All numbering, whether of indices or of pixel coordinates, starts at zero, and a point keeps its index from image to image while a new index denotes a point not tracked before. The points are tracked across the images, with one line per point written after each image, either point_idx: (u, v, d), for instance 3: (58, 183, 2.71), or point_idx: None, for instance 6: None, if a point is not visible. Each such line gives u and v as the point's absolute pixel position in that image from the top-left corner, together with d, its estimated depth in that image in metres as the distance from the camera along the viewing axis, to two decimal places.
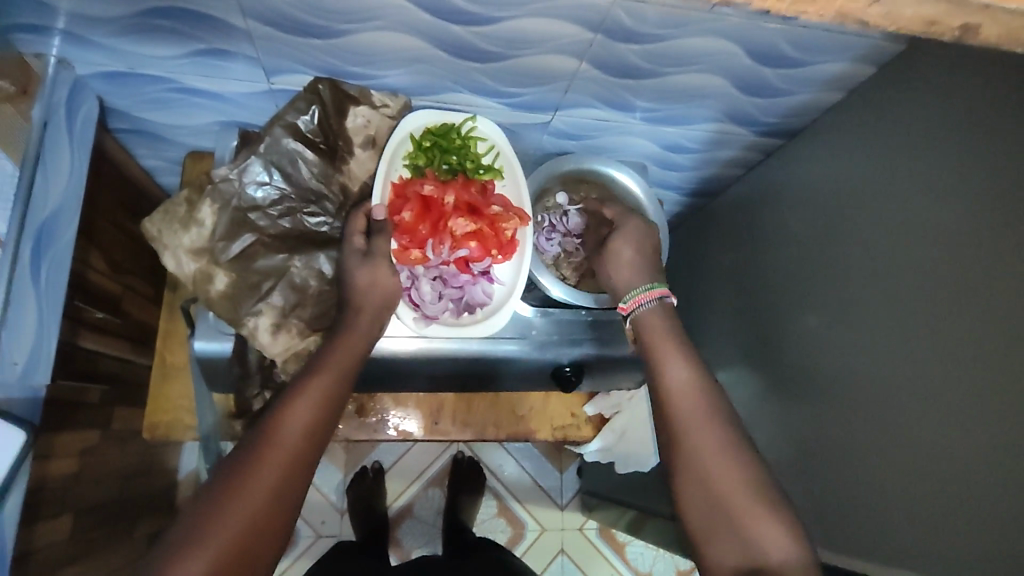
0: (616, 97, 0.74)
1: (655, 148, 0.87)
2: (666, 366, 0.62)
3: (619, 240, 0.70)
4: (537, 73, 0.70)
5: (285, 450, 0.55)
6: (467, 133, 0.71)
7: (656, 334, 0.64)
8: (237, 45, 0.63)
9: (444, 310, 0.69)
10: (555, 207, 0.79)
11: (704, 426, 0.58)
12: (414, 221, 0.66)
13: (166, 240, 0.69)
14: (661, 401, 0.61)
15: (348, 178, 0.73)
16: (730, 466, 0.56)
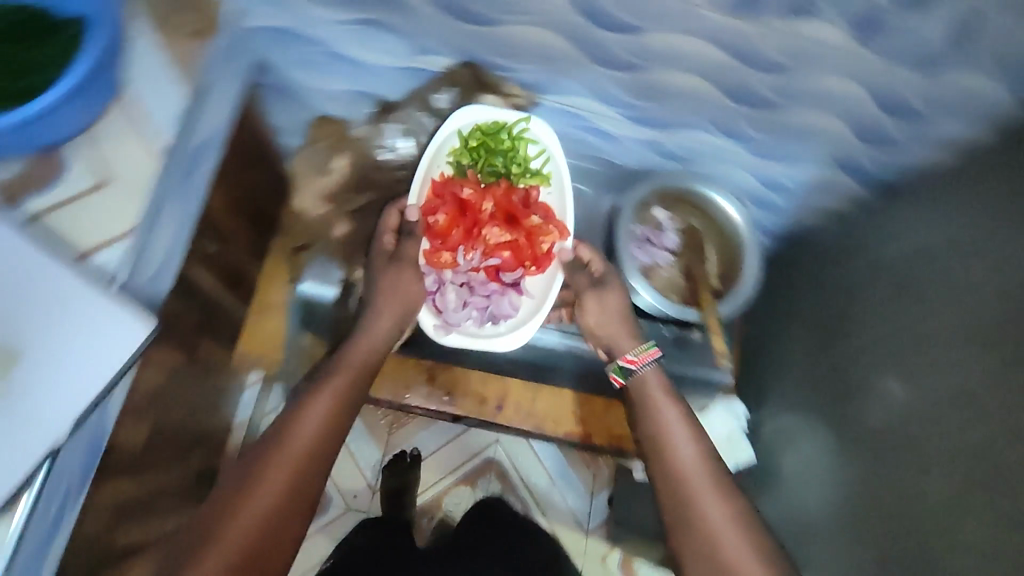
0: (732, 125, 0.77)
1: (757, 183, 0.88)
2: (673, 439, 0.64)
3: (608, 291, 0.79)
4: (661, 89, 0.74)
5: (297, 451, 0.58)
6: (519, 134, 0.82)
7: (653, 393, 0.69)
8: (396, 18, 0.71)
9: (467, 318, 0.79)
10: (653, 221, 0.90)
11: (701, 492, 0.60)
12: (446, 225, 0.78)
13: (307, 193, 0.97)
14: (670, 476, 0.62)
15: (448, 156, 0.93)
16: (733, 540, 0.57)
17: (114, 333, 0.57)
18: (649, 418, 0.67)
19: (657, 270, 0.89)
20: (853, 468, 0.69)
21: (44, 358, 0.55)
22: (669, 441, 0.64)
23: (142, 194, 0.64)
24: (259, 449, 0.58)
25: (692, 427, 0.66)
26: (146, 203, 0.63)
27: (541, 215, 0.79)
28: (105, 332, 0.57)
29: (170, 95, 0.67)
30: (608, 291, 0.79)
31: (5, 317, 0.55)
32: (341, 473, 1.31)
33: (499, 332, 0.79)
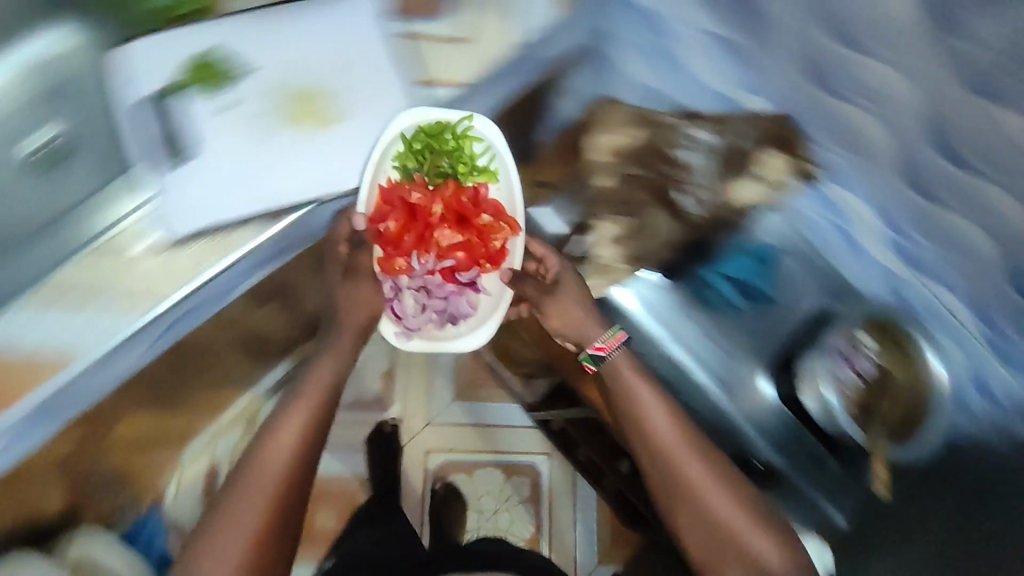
0: (983, 302, 0.71)
1: (965, 378, 0.76)
2: (653, 421, 0.73)
3: (561, 275, 0.76)
4: (944, 228, 0.71)
5: (274, 470, 0.69)
6: (462, 132, 0.70)
7: (626, 378, 0.74)
8: (748, 46, 0.74)
9: (427, 321, 0.78)
10: (856, 342, 0.80)
11: (682, 466, 0.71)
12: (399, 232, 0.72)
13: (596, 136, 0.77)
14: (661, 455, 0.72)
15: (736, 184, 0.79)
16: (715, 495, 0.71)
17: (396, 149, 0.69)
18: (628, 399, 0.74)
19: (844, 390, 0.80)
20: None
21: (347, 135, 0.68)
22: (643, 417, 0.73)
23: None
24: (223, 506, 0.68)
25: (667, 405, 0.74)
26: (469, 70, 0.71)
27: (494, 212, 0.73)
28: (393, 137, 0.69)
29: None
30: (563, 275, 0.76)
31: (344, 92, 0.69)
32: (410, 388, 1.30)
33: (458, 334, 0.78)
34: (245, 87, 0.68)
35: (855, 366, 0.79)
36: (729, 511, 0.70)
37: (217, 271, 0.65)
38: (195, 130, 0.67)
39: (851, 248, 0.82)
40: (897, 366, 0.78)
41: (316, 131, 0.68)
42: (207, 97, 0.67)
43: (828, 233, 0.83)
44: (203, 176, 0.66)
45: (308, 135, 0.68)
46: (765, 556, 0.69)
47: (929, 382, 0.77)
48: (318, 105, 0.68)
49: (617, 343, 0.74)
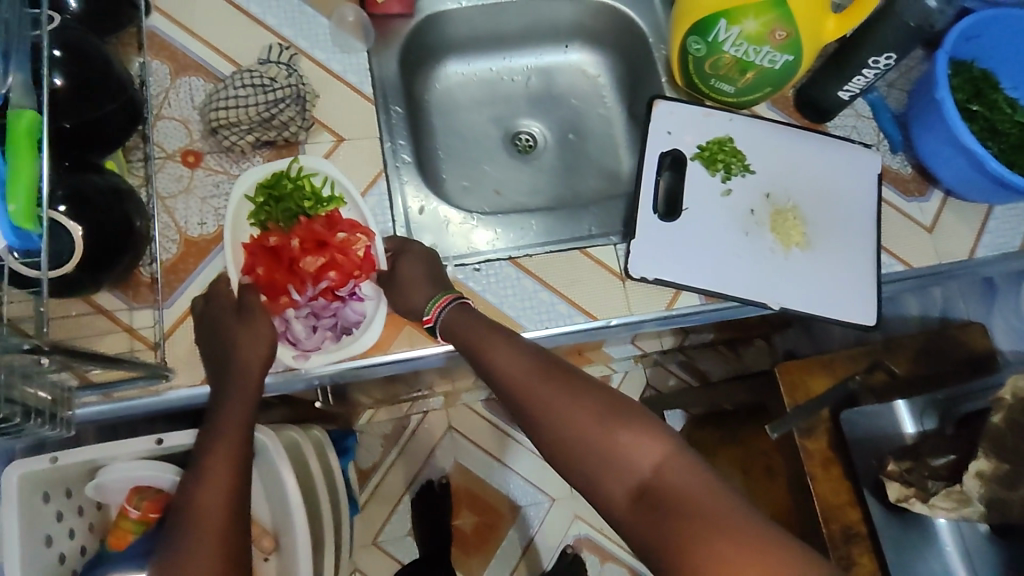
0: None
1: None
2: (487, 354, 0.56)
3: (405, 263, 0.62)
4: None
5: (205, 522, 0.51)
6: (297, 172, 0.64)
7: (463, 335, 0.58)
8: None
9: (323, 341, 0.61)
10: None
11: (534, 392, 0.53)
12: (266, 274, 0.62)
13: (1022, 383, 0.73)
14: (503, 392, 0.55)
15: None
16: (567, 403, 0.52)
17: (852, 300, 0.68)
18: (465, 343, 0.58)
19: None
20: None
21: (812, 265, 0.69)
22: (478, 359, 0.57)
23: (940, 255, 0.73)
24: (178, 514, 0.52)
25: (502, 335, 0.57)
26: (939, 264, 0.72)
27: (342, 227, 0.63)
28: (852, 286, 0.69)
29: (1014, 233, 0.75)
30: (404, 263, 0.62)
31: (825, 226, 0.70)
32: None
33: (357, 342, 0.61)
34: (740, 182, 0.71)
35: None
36: (592, 424, 0.50)
37: (636, 321, 0.68)
38: (686, 192, 0.70)
39: None
40: None
41: (782, 248, 0.69)
42: (713, 173, 0.71)
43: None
44: (674, 233, 0.68)
45: (773, 248, 0.69)
46: (639, 459, 0.48)
47: None
48: (795, 229, 0.70)
49: (453, 300, 0.60)
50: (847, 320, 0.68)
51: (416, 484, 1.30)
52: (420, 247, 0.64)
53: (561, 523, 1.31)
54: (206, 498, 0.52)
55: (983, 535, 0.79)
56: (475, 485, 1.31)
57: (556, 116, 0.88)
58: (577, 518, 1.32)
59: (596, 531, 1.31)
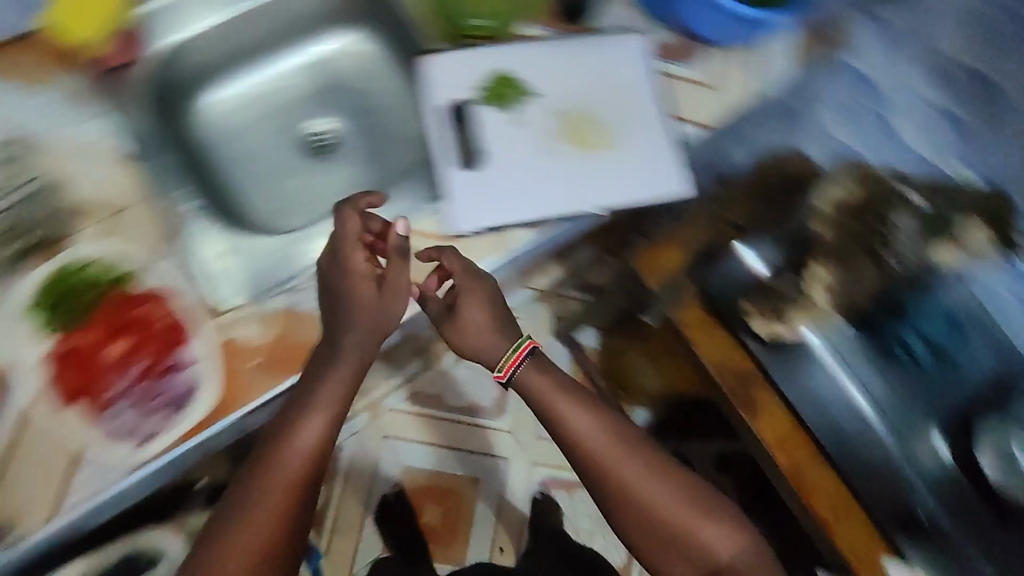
0: None
1: None
2: (568, 420, 0.66)
3: (471, 305, 0.65)
4: None
5: (285, 479, 0.58)
6: (73, 268, 0.61)
7: (541, 396, 0.66)
8: None
9: (158, 420, 0.57)
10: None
11: (618, 467, 0.65)
12: (74, 379, 0.58)
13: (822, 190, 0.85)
14: (585, 462, 0.66)
15: (935, 256, 0.84)
16: (648, 479, 0.65)
17: (659, 178, 0.73)
18: (546, 406, 0.66)
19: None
20: None
21: (615, 160, 0.73)
22: (566, 426, 0.66)
23: (728, 104, 0.77)
24: (253, 467, 0.58)
25: (577, 399, 0.67)
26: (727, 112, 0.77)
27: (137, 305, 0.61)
28: (655, 166, 0.73)
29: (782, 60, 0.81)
30: (469, 307, 0.65)
31: (613, 121, 0.74)
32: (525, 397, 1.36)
33: (194, 404, 0.58)
34: (528, 109, 0.73)
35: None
36: (677, 511, 0.65)
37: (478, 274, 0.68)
38: (479, 136, 0.72)
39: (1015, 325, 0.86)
40: None
41: (586, 154, 0.73)
42: (498, 109, 0.73)
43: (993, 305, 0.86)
44: (487, 177, 0.70)
45: (575, 157, 0.72)
46: (715, 547, 0.65)
47: None
48: (589, 133, 0.74)
49: (528, 352, 0.66)
50: (661, 196, 0.72)
51: (372, 504, 1.29)
52: (478, 283, 0.65)
53: (520, 477, 1.33)
54: (270, 473, 0.58)
55: (853, 331, 0.87)
56: (427, 479, 1.31)
57: (345, 106, 0.84)
58: (536, 465, 1.34)
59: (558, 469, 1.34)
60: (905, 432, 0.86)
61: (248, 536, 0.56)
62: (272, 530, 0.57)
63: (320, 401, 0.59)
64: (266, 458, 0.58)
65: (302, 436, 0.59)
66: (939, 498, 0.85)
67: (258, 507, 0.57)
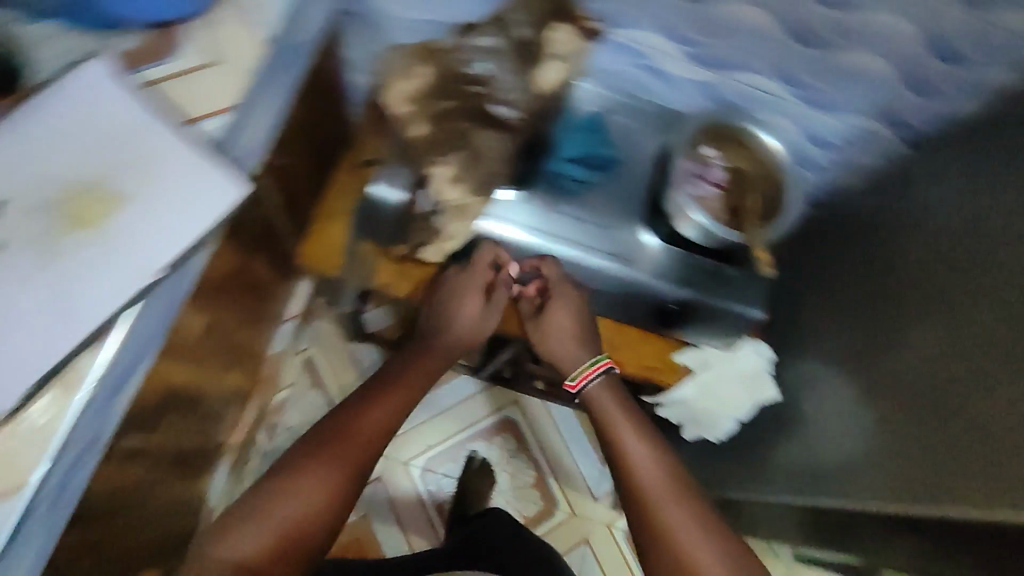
0: (789, 70, 0.79)
1: (797, 135, 0.90)
2: (626, 441, 0.79)
3: (557, 312, 0.84)
4: (728, 28, 0.75)
5: (352, 443, 0.70)
6: None
7: (611, 415, 0.81)
8: None
9: None
10: (701, 156, 0.85)
11: (667, 509, 0.71)
12: None
13: (394, 89, 0.76)
14: (636, 485, 0.75)
15: (538, 83, 0.78)
16: (698, 538, 0.67)
17: (202, 200, 0.63)
18: (614, 432, 0.80)
19: (709, 204, 0.84)
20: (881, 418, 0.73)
21: (142, 214, 0.62)
22: (636, 459, 0.77)
23: (244, 77, 0.69)
24: (321, 438, 0.69)
25: (649, 433, 0.80)
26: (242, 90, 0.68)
27: None
28: (189, 189, 0.63)
29: None
30: (556, 312, 0.84)
31: (109, 173, 0.62)
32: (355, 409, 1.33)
33: None
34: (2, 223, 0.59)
35: (706, 179, 0.84)
36: (713, 558, 0.66)
37: (71, 422, 0.60)
38: None
39: (651, 85, 0.89)
40: (740, 167, 0.84)
41: (102, 234, 0.61)
42: None
43: (636, 79, 0.88)
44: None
45: (94, 239, 0.61)
46: None
47: (755, 157, 0.84)
48: (93, 202, 0.61)
49: (603, 369, 0.83)
50: (213, 214, 0.63)
51: None
52: (563, 297, 0.84)
53: (405, 476, 1.38)
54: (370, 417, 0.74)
55: (499, 196, 0.84)
56: None
57: None
58: (413, 456, 1.39)
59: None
60: (599, 245, 0.85)
61: (314, 479, 0.66)
62: (351, 462, 0.69)
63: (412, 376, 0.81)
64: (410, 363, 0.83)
65: (382, 412, 0.75)
66: (672, 280, 0.84)
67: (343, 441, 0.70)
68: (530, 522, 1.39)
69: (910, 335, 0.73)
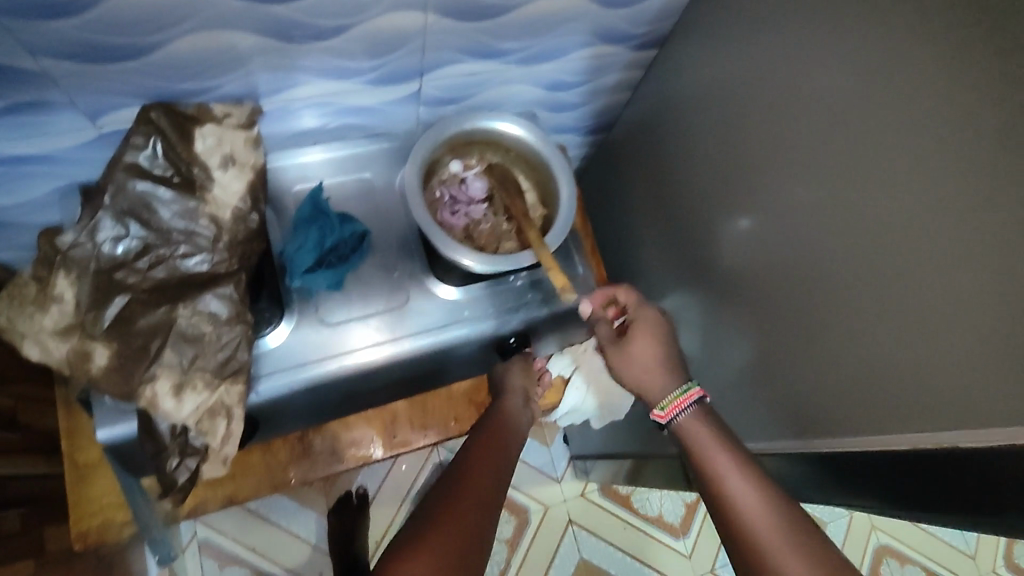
0: (480, 44, 0.68)
1: (538, 91, 0.83)
2: (725, 476, 0.59)
3: (636, 340, 0.71)
4: (381, 41, 0.62)
5: (478, 483, 0.64)
6: None
7: (699, 441, 0.62)
8: (45, 93, 0.55)
9: None
10: (451, 177, 0.75)
11: (775, 551, 0.53)
12: None
13: (22, 329, 0.58)
14: (728, 516, 0.57)
15: (216, 208, 0.61)
16: None
17: None
18: (704, 462, 0.61)
19: (477, 230, 0.75)
20: (743, 334, 0.71)
21: None
22: (731, 496, 0.57)
23: None
24: (454, 472, 0.66)
25: (737, 451, 0.60)
26: None
27: None
28: None
29: None
30: (635, 341, 0.71)
31: None
32: (284, 556, 1.18)
33: None
34: None
35: (467, 200, 0.75)
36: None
37: None
38: None
39: (353, 121, 0.76)
40: (500, 173, 0.74)
41: None
42: None
43: (346, 122, 0.75)
44: None
45: None
46: None
47: (510, 155, 0.77)
48: None
49: (694, 399, 0.66)
50: None
51: None
52: (644, 322, 0.72)
53: None
54: (467, 503, 0.61)
55: (267, 343, 0.69)
56: None
57: None
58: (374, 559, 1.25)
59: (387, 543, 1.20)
60: (406, 326, 0.73)
61: (455, 527, 0.58)
62: (465, 540, 0.57)
63: (480, 475, 0.65)
64: (464, 482, 0.63)
65: (493, 494, 0.64)
66: (497, 313, 0.75)
67: (467, 522, 0.59)
68: (512, 541, 1.32)
69: (728, 229, 0.71)
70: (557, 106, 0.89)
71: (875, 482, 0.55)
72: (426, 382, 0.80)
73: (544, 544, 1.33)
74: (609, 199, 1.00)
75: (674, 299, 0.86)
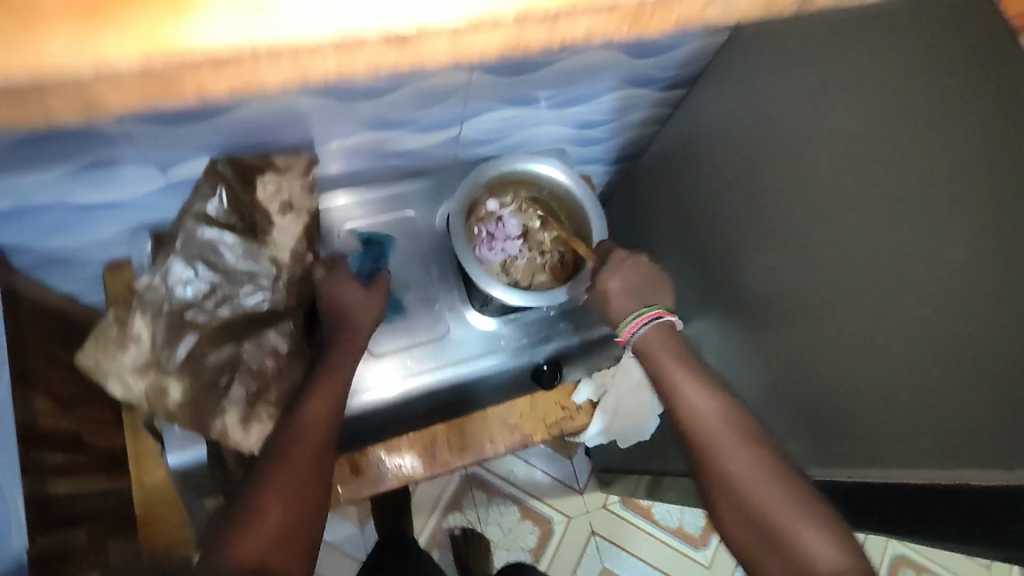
0: (518, 94, 0.72)
1: (569, 130, 0.87)
2: (683, 394, 0.64)
3: (611, 274, 0.72)
4: (426, 96, 0.66)
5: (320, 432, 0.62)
6: None
7: (655, 357, 0.67)
8: (123, 150, 0.60)
9: None
10: (488, 215, 0.80)
11: (723, 453, 0.60)
12: None
13: (107, 367, 0.63)
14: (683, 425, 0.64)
15: (277, 250, 0.67)
16: (768, 493, 0.56)
17: None
18: (661, 377, 0.66)
19: (513, 265, 0.80)
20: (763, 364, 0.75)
21: None
22: (686, 406, 0.64)
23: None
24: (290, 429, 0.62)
25: (689, 366, 0.66)
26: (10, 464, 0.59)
27: None
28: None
29: None
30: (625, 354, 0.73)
31: None
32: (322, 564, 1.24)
33: None
34: None
35: (502, 237, 0.80)
36: (779, 509, 0.55)
37: None
38: None
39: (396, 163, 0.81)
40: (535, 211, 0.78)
41: None
42: None
43: (390, 163, 0.80)
44: None
45: None
46: (815, 553, 0.53)
47: (544, 193, 0.81)
48: None
49: (652, 319, 0.69)
50: None
51: None
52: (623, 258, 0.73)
53: None
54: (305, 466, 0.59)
55: None
56: None
57: None
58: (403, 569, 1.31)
59: (418, 545, 1.33)
60: (447, 355, 0.78)
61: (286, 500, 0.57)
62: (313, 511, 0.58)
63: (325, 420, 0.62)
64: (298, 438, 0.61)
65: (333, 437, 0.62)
66: (530, 342, 0.80)
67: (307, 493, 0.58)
68: (537, 551, 1.37)
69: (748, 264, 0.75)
70: (585, 141, 0.93)
71: (888, 515, 0.59)
72: (462, 405, 0.85)
73: (568, 554, 1.38)
74: (635, 225, 1.04)
75: (698, 325, 0.89)
